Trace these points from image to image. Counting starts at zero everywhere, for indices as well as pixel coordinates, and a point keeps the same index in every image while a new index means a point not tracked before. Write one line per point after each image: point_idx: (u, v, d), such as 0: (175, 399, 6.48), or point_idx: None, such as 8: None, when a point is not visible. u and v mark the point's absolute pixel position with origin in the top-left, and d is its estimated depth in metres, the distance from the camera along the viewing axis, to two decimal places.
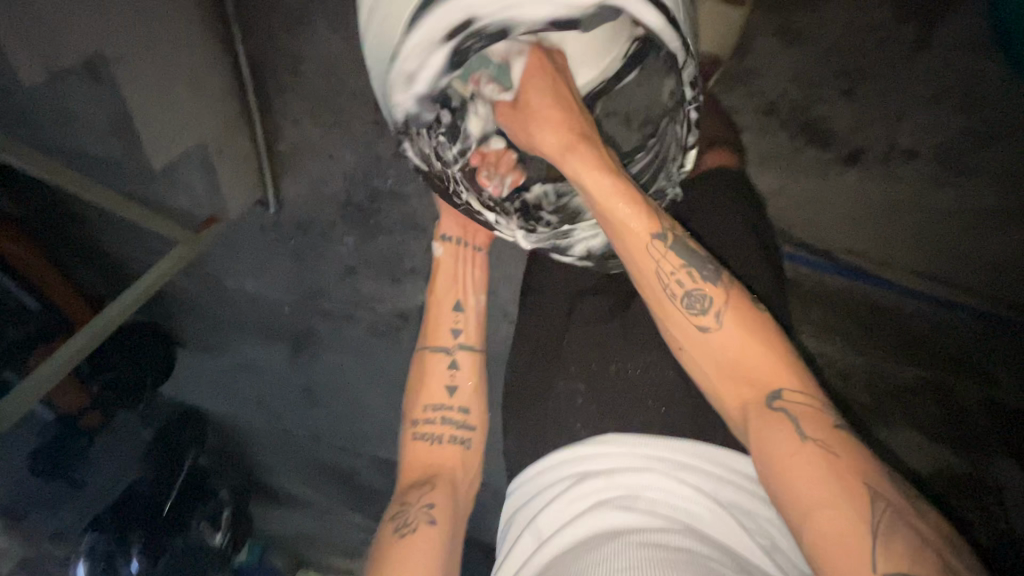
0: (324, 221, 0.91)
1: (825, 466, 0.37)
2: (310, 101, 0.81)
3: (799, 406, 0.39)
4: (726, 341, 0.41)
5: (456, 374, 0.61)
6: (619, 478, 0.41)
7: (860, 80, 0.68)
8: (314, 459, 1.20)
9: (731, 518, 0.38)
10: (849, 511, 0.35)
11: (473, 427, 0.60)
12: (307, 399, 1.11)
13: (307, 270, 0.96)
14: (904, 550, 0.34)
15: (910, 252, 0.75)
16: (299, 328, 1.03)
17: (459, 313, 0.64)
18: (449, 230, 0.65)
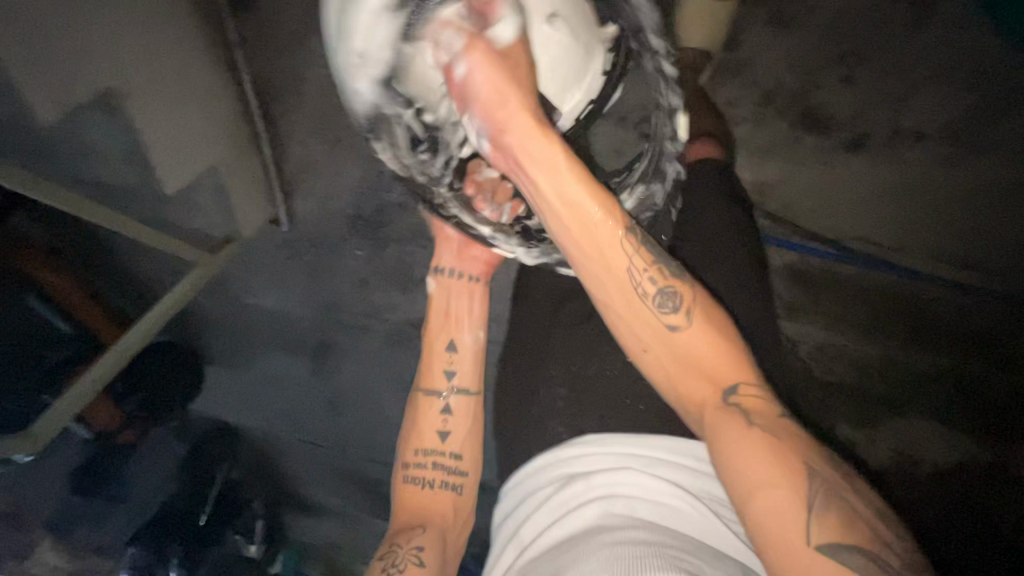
0: (335, 235, 0.93)
1: (774, 462, 0.37)
2: (314, 122, 0.85)
3: (746, 400, 0.39)
4: (689, 337, 0.40)
5: (449, 419, 0.62)
6: (596, 479, 0.40)
7: (858, 63, 0.66)
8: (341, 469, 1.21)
9: (707, 510, 0.38)
10: (793, 496, 0.36)
11: (465, 471, 0.61)
12: (330, 410, 1.13)
13: (320, 284, 0.99)
14: (840, 520, 0.35)
15: (918, 237, 0.72)
16: (317, 341, 1.06)
17: (452, 353, 0.63)
18: (442, 263, 0.64)
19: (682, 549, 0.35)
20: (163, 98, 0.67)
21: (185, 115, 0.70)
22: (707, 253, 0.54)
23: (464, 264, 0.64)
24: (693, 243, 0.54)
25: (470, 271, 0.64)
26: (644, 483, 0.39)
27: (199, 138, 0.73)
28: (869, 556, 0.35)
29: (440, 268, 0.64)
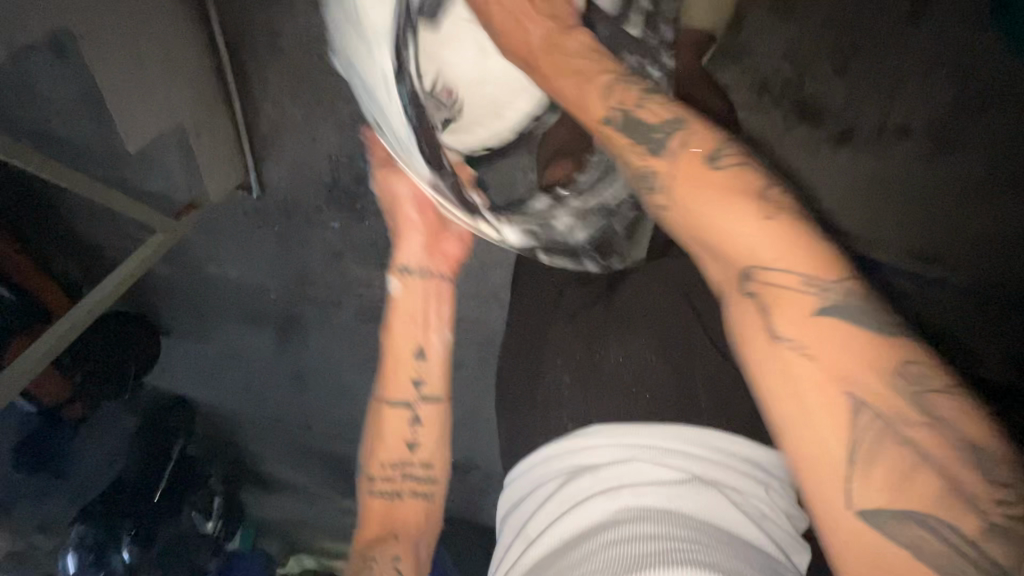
0: (308, 205, 0.89)
1: (820, 378, 0.33)
2: (292, 81, 0.80)
3: (781, 291, 0.35)
4: (714, 224, 0.37)
5: (418, 431, 0.59)
6: (604, 473, 0.39)
7: (852, 55, 0.69)
8: (305, 446, 1.18)
9: (723, 503, 0.36)
10: (835, 426, 0.33)
11: (434, 479, 0.59)
12: (296, 386, 1.10)
13: (291, 255, 0.94)
14: (895, 478, 0.32)
15: (914, 236, 0.69)
16: (286, 314, 1.01)
17: (421, 360, 0.59)
18: (407, 261, 0.60)
19: (699, 542, 0.33)
20: (126, 49, 0.61)
21: (145, 67, 0.64)
22: None
23: (434, 259, 0.61)
24: None
25: (437, 269, 0.61)
26: (655, 475, 0.37)
27: (158, 96, 0.67)
28: (926, 526, 0.31)
29: (402, 267, 0.60)
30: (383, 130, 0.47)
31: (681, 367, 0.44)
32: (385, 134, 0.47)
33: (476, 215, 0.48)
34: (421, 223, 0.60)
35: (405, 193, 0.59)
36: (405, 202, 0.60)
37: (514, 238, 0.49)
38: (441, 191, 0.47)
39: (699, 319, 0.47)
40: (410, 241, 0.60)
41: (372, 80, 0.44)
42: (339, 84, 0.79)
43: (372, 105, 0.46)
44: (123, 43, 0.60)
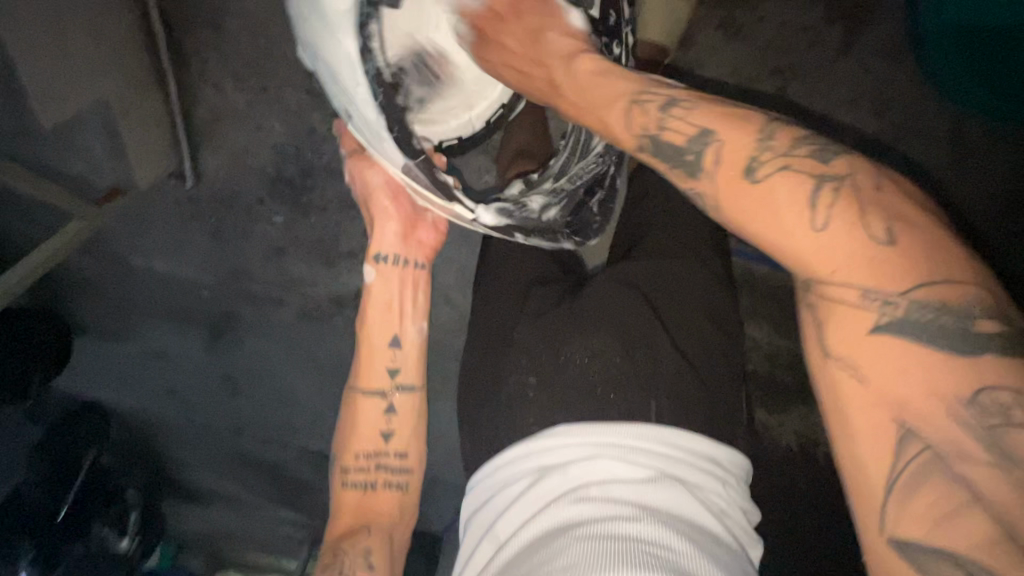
0: (249, 197, 0.84)
1: (874, 404, 0.34)
2: (235, 65, 0.76)
3: (856, 311, 0.34)
4: (794, 244, 0.36)
5: (393, 419, 0.59)
6: (573, 471, 0.39)
7: (791, 78, 0.73)
8: (235, 452, 1.09)
9: (683, 497, 0.37)
10: (885, 453, 0.35)
11: (410, 470, 0.60)
12: (227, 390, 1.02)
13: (227, 249, 0.89)
14: (930, 511, 0.34)
15: None
16: (219, 312, 0.95)
17: (395, 349, 0.60)
18: (384, 249, 0.59)
19: (667, 544, 0.34)
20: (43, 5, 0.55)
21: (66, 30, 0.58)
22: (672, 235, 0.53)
23: (409, 249, 0.60)
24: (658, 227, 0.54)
25: (411, 256, 0.60)
26: (622, 474, 0.38)
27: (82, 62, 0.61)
28: (957, 564, 0.33)
29: (378, 255, 0.59)
30: (352, 121, 0.47)
31: (642, 370, 0.45)
32: (353, 124, 0.47)
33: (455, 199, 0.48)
34: (395, 216, 0.58)
35: (378, 180, 0.57)
36: (378, 192, 0.57)
37: (490, 219, 0.48)
38: (417, 175, 0.47)
39: (662, 327, 0.47)
40: (382, 231, 0.58)
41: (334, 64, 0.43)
42: (285, 70, 0.76)
43: (339, 93, 0.45)
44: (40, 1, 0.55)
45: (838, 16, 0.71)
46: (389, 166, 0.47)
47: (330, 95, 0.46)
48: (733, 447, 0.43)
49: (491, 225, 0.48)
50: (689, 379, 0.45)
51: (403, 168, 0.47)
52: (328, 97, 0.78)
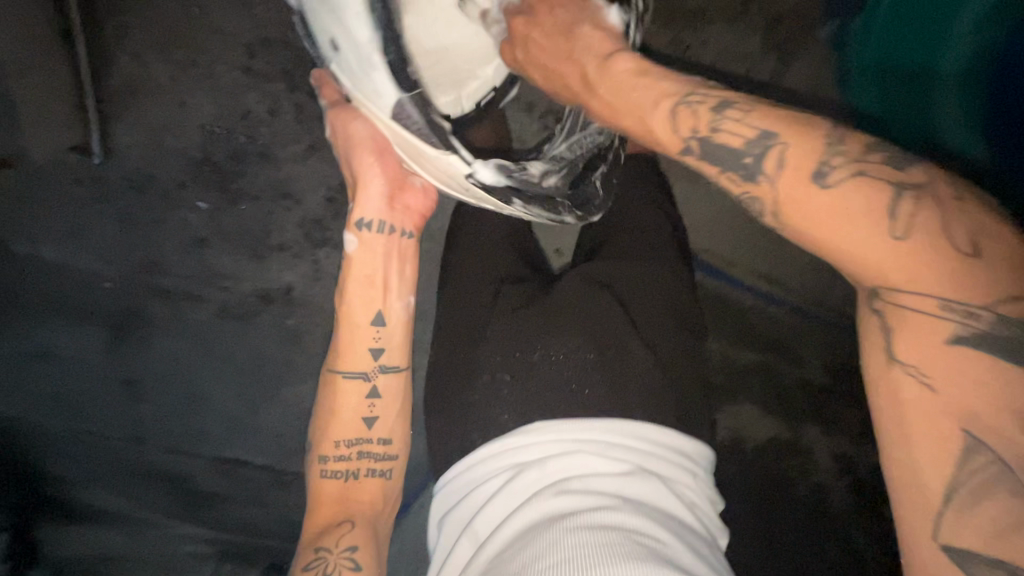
0: (169, 180, 0.77)
1: (929, 402, 0.37)
2: (158, 34, 0.72)
3: (905, 320, 0.38)
4: (854, 246, 0.39)
5: (375, 404, 0.61)
6: (552, 467, 0.41)
7: (726, 102, 0.78)
8: (128, 466, 0.88)
9: (657, 490, 0.40)
10: (940, 447, 0.37)
11: (394, 456, 0.62)
12: (128, 394, 0.86)
13: (138, 236, 0.80)
14: (986, 519, 0.35)
15: (794, 269, 0.77)
16: (123, 307, 0.83)
17: (380, 327, 0.60)
18: (366, 217, 0.58)
19: (647, 531, 0.36)
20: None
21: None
22: (639, 242, 0.55)
23: (398, 217, 0.59)
24: (627, 236, 0.56)
25: (400, 224, 0.59)
26: (600, 468, 0.40)
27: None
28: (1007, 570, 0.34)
29: (360, 222, 0.58)
30: (343, 56, 0.46)
31: (613, 369, 0.45)
32: (343, 61, 0.46)
33: (446, 145, 0.48)
34: (381, 184, 0.57)
35: (364, 132, 0.55)
36: (362, 152, 0.56)
37: (486, 175, 0.50)
38: (411, 113, 0.47)
39: (633, 324, 0.48)
40: (369, 198, 0.57)
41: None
42: (219, 46, 0.72)
43: (331, 23, 0.44)
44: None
45: (770, 47, 0.78)
46: (381, 113, 0.48)
47: (320, 27, 0.46)
48: (700, 441, 0.45)
49: (486, 182, 0.50)
50: (657, 377, 0.46)
51: (395, 108, 0.46)
52: (267, 77, 0.73)
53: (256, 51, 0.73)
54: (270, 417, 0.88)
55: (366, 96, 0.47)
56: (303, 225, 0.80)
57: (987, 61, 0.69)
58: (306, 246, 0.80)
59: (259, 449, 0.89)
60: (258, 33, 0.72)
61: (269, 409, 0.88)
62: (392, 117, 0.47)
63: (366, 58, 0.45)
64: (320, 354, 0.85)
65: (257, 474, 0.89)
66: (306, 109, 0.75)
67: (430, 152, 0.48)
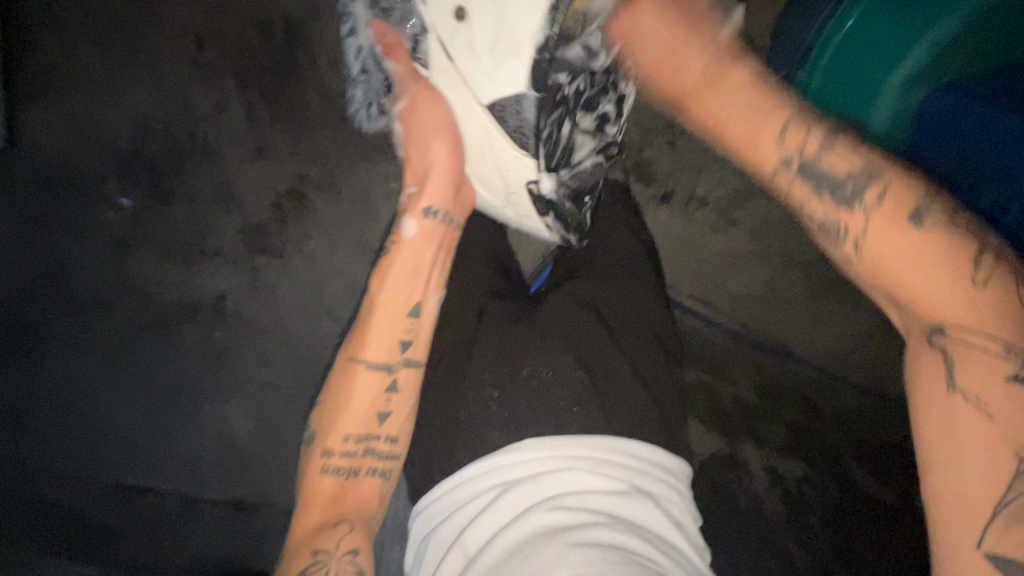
0: (89, 174, 0.70)
1: (976, 432, 0.35)
2: (95, 18, 0.67)
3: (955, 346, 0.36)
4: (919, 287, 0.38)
5: (393, 399, 0.52)
6: (546, 482, 0.42)
7: (681, 134, 0.76)
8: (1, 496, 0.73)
9: (647, 507, 0.41)
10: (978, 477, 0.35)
11: (398, 457, 0.53)
12: (13, 414, 0.75)
13: (46, 234, 0.71)
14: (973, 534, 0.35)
15: (735, 301, 0.85)
16: (19, 314, 0.73)
17: (414, 318, 0.53)
18: (432, 203, 0.54)
19: (641, 549, 0.38)
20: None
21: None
22: (609, 263, 0.58)
23: (456, 207, 0.55)
24: (595, 257, 0.59)
25: (457, 216, 0.56)
26: (595, 484, 0.42)
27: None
28: None
29: (426, 208, 0.54)
30: (472, 31, 0.46)
31: (600, 387, 0.48)
32: (470, 32, 0.46)
33: (534, 151, 0.50)
34: (448, 171, 0.54)
35: (445, 121, 0.52)
36: (433, 136, 0.53)
37: (546, 186, 0.52)
38: (522, 111, 0.48)
39: (610, 338, 0.51)
40: (439, 184, 0.54)
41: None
42: (165, 36, 0.68)
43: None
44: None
45: None
46: (477, 97, 0.49)
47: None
48: (680, 456, 0.48)
49: (543, 192, 0.53)
50: (638, 395, 0.48)
51: (502, 100, 0.48)
52: (217, 74, 0.69)
53: (208, 45, 0.68)
54: (184, 446, 0.77)
55: (478, 74, 0.48)
56: (244, 232, 0.73)
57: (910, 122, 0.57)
58: (244, 254, 0.73)
59: (167, 480, 0.77)
60: (211, 26, 0.68)
61: (184, 434, 0.77)
62: (492, 107, 0.48)
63: (510, 48, 0.45)
64: (251, 375, 0.76)
65: (165, 503, 0.75)
66: (257, 110, 0.70)
67: (512, 149, 0.50)
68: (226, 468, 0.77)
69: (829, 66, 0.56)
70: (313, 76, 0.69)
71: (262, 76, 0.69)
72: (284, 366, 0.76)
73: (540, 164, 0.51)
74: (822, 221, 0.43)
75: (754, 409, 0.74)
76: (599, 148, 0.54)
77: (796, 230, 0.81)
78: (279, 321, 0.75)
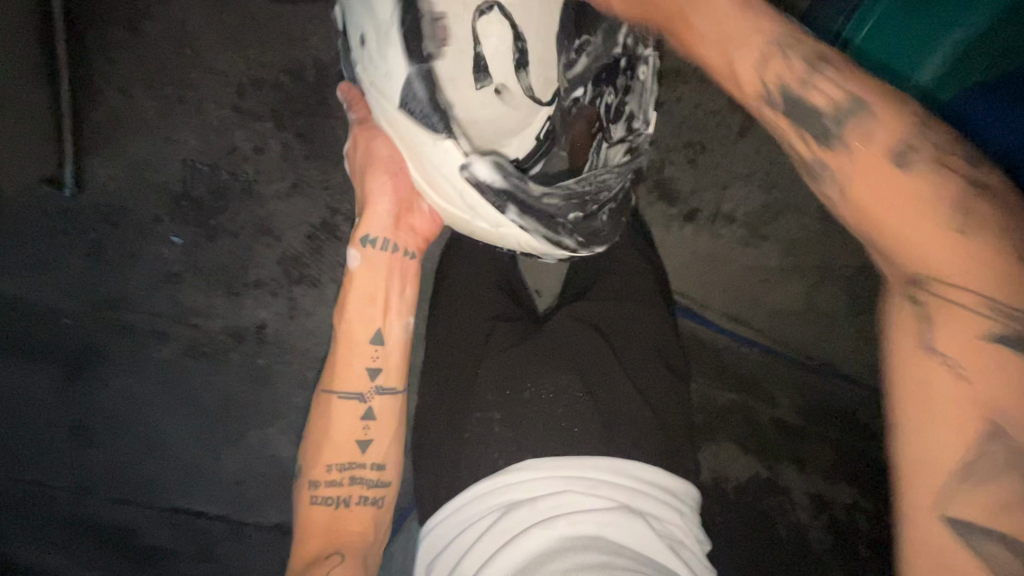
0: (144, 214, 0.76)
1: (956, 402, 0.35)
2: (149, 73, 0.73)
3: (943, 310, 0.36)
4: (899, 223, 0.37)
5: (370, 427, 0.58)
6: (543, 506, 0.41)
7: (701, 152, 0.75)
8: (72, 519, 0.80)
9: (645, 529, 0.41)
10: (954, 440, 0.35)
11: (386, 483, 0.60)
12: (74, 440, 0.80)
13: (105, 270, 0.77)
14: (992, 501, 0.34)
15: (769, 317, 0.81)
16: (79, 346, 0.78)
17: (378, 348, 0.58)
18: (374, 231, 0.57)
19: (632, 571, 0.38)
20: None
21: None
22: (623, 283, 0.58)
23: (399, 232, 0.58)
24: (609, 276, 0.59)
25: (404, 245, 0.59)
26: (591, 505, 0.41)
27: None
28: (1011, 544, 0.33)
29: (366, 239, 0.57)
30: (371, 47, 0.50)
31: (605, 410, 0.48)
32: (368, 55, 0.51)
33: (445, 129, 0.48)
34: (390, 197, 0.57)
35: (383, 150, 0.56)
36: (375, 168, 0.57)
37: (482, 171, 0.48)
38: (416, 90, 0.48)
39: (618, 361, 0.51)
40: (378, 212, 0.57)
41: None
42: (210, 85, 0.74)
43: (366, 19, 0.51)
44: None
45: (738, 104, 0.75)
46: (390, 103, 0.50)
47: (356, 22, 0.51)
48: (686, 480, 0.47)
49: (480, 178, 0.48)
50: (645, 418, 0.48)
51: (404, 93, 0.49)
52: (256, 117, 0.74)
53: (248, 91, 0.74)
54: (227, 469, 0.81)
55: (377, 80, 0.50)
56: (282, 262, 0.77)
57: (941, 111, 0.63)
58: (282, 283, 0.77)
59: (213, 501, 0.80)
60: (251, 74, 0.73)
61: (228, 457, 0.81)
62: (402, 104, 0.49)
63: (387, 40, 0.49)
64: (292, 399, 0.80)
65: (215, 526, 0.80)
66: (293, 148, 0.75)
67: (427, 139, 0.49)
68: (271, 488, 0.81)
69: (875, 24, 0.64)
70: (343, 115, 0.74)
71: (297, 117, 0.74)
72: None
73: (462, 145, 0.48)
74: (812, 164, 0.41)
75: (792, 429, 0.73)
76: (629, 147, 0.59)
77: (831, 242, 0.78)
78: (316, 346, 0.79)
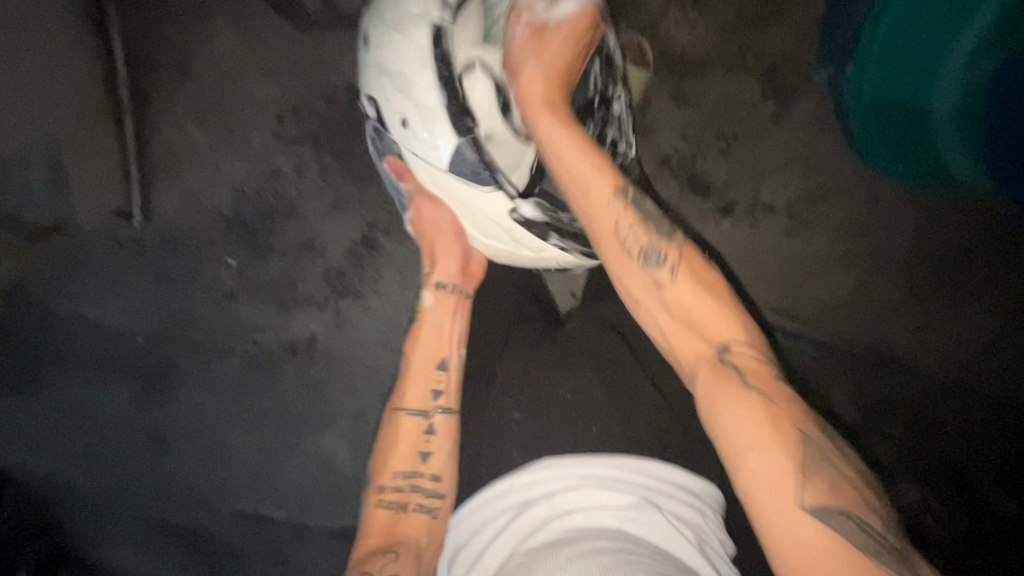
0: (203, 238, 0.82)
1: (764, 413, 0.40)
2: (200, 108, 0.80)
3: (744, 359, 0.42)
4: (677, 293, 0.44)
5: (431, 440, 0.57)
6: (558, 500, 0.44)
7: (735, 141, 0.73)
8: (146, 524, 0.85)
9: (658, 519, 0.42)
10: (778, 461, 0.38)
11: (442, 495, 0.55)
12: (152, 452, 0.86)
13: (171, 292, 0.84)
14: (829, 492, 0.37)
15: (819, 310, 0.75)
16: (151, 362, 0.85)
17: (441, 372, 0.59)
18: (443, 278, 0.62)
19: (643, 556, 0.39)
20: (14, 20, 0.58)
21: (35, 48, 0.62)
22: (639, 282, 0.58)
23: (466, 281, 0.62)
24: None
25: (466, 287, 0.62)
26: (604, 498, 0.43)
27: (43, 82, 0.63)
28: (854, 523, 0.36)
29: (438, 283, 0.62)
30: (414, 126, 0.55)
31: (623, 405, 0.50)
32: (413, 131, 0.55)
33: (495, 183, 0.55)
34: (455, 249, 0.62)
35: (447, 218, 0.61)
36: (444, 231, 0.62)
37: (528, 211, 0.56)
38: (465, 155, 0.54)
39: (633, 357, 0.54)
40: (447, 260, 0.62)
41: (405, 71, 0.54)
42: (253, 116, 0.79)
43: (404, 103, 0.55)
44: (8, 20, 0.58)
45: (769, 91, 0.72)
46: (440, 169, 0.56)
47: (393, 108, 0.56)
48: (706, 479, 0.48)
49: (527, 217, 0.56)
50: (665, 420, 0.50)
51: (453, 160, 0.54)
52: (296, 142, 0.79)
53: (287, 118, 0.79)
54: (289, 474, 0.85)
55: (425, 153, 0.55)
56: (327, 276, 0.81)
57: (983, 91, 0.63)
58: (328, 296, 0.81)
59: (278, 505, 0.85)
60: (289, 103, 0.78)
61: (289, 463, 0.85)
62: (451, 168, 0.55)
63: (431, 117, 0.54)
64: (344, 407, 0.83)
65: (280, 527, 0.84)
66: (330, 168, 0.79)
67: (482, 194, 0.56)
68: (328, 495, 0.85)
69: (884, 37, 0.62)
70: None
71: (334, 139, 0.78)
72: (370, 397, 0.83)
73: (512, 193, 0.55)
74: (641, 247, 0.46)
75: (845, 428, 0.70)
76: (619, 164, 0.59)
77: (882, 226, 0.74)
78: (362, 355, 0.82)
